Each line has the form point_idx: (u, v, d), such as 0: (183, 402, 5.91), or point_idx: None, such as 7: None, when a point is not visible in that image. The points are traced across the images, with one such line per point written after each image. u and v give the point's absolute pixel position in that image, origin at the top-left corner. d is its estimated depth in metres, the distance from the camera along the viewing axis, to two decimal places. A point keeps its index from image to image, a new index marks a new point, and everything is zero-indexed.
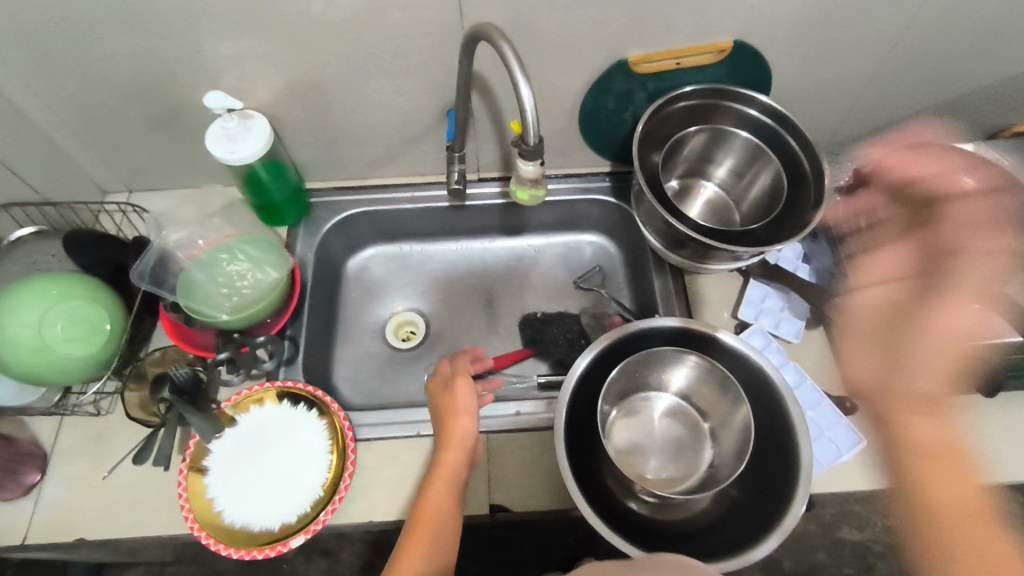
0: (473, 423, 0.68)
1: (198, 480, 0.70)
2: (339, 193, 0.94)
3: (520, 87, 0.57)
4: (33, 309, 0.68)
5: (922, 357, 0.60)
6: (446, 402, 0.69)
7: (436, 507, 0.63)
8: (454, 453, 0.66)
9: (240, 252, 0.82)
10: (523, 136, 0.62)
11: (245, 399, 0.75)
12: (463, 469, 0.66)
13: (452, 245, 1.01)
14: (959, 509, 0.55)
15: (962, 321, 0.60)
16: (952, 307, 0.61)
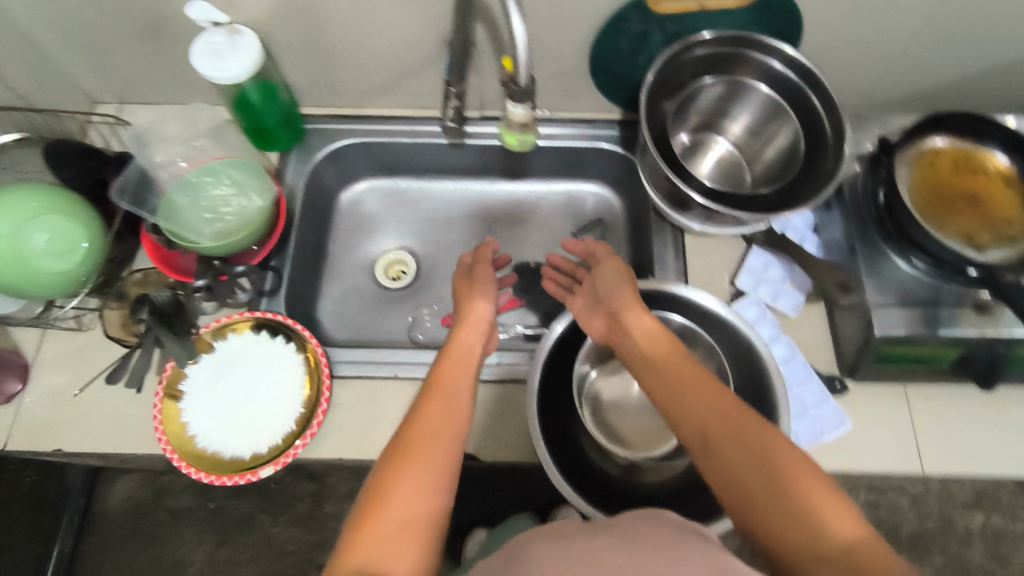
0: (489, 304, 0.70)
1: (173, 404, 0.71)
2: (332, 120, 0.89)
3: (513, 23, 0.53)
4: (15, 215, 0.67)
5: (618, 287, 0.66)
6: (463, 294, 0.73)
7: (455, 370, 0.61)
8: (472, 327, 0.67)
9: (225, 177, 0.79)
10: (513, 76, 0.59)
11: (223, 326, 0.75)
12: (481, 341, 0.66)
13: (449, 184, 0.98)
14: (675, 361, 0.56)
15: (618, 271, 0.68)
16: (607, 264, 0.70)
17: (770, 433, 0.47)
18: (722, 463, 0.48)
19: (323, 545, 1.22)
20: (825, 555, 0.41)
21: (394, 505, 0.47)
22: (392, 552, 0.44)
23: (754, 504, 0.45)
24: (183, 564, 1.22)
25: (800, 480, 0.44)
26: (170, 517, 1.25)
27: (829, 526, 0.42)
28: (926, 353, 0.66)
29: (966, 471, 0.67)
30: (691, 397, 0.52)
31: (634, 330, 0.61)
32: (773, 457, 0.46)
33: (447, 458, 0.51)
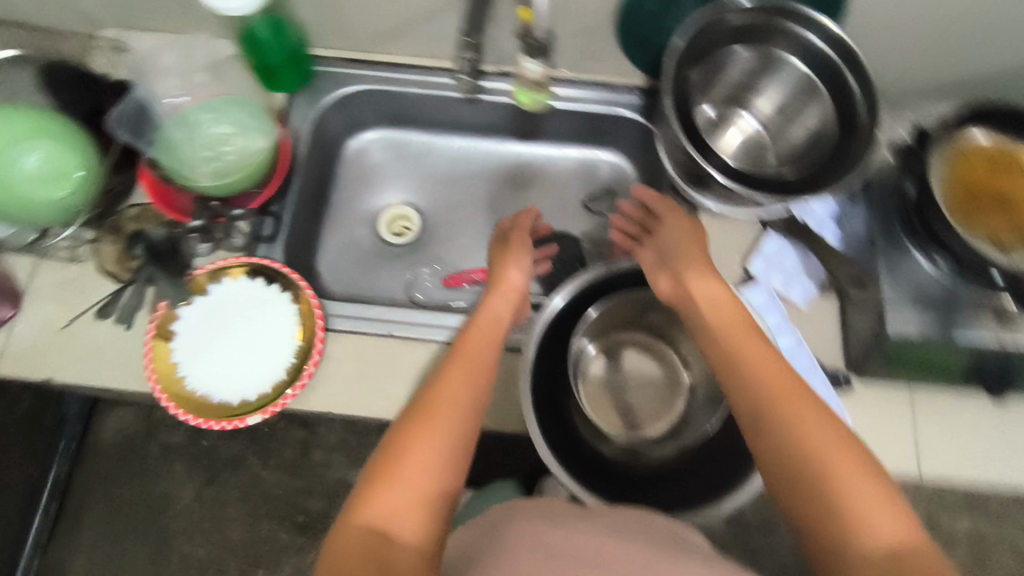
0: (522, 273, 0.68)
1: (163, 344, 0.70)
2: (342, 63, 0.85)
3: None
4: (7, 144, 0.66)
5: (682, 248, 0.64)
6: (496, 259, 0.71)
7: (479, 342, 0.60)
8: (501, 297, 0.66)
9: (225, 114, 0.76)
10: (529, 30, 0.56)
11: (217, 268, 0.73)
12: (509, 313, 0.65)
13: (461, 141, 0.94)
14: (733, 335, 0.54)
15: (680, 231, 0.67)
16: (671, 221, 0.68)
17: (825, 424, 0.45)
18: (771, 446, 0.46)
19: (309, 491, 1.25)
20: (867, 555, 0.40)
21: (412, 465, 0.47)
22: (404, 511, 0.45)
23: (798, 491, 0.44)
24: (172, 498, 1.25)
25: (850, 476, 0.43)
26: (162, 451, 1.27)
27: (878, 526, 0.41)
28: (936, 357, 0.64)
29: (962, 479, 0.65)
30: (745, 376, 0.50)
31: (695, 295, 0.59)
32: (824, 447, 0.44)
33: (464, 426, 0.51)
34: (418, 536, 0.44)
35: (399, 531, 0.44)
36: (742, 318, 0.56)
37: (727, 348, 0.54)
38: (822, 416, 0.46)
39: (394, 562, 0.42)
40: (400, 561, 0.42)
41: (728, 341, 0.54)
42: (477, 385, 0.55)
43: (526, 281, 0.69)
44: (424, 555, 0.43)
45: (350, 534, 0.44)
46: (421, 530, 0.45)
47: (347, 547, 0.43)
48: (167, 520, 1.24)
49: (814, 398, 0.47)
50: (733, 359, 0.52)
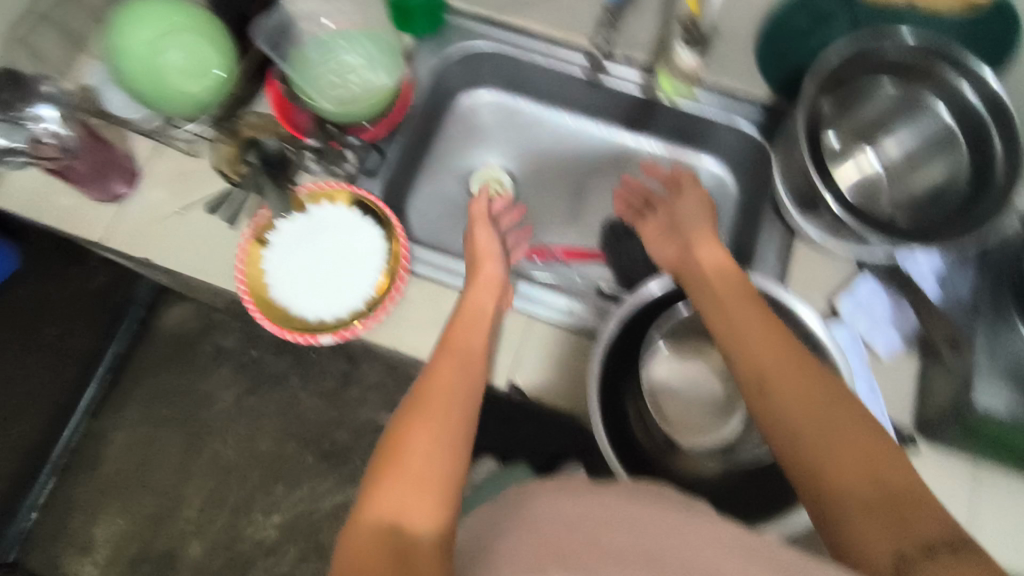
0: (496, 266, 0.72)
1: (257, 250, 0.73)
2: (473, 19, 0.86)
3: None
4: (157, 35, 0.69)
5: (696, 221, 0.72)
6: (470, 252, 0.75)
7: (467, 332, 0.63)
8: (483, 289, 0.69)
9: (359, 44, 0.77)
10: None
11: (319, 191, 0.76)
12: (492, 302, 0.68)
13: (569, 118, 0.94)
14: (739, 311, 0.57)
15: (698, 205, 0.74)
16: (689, 196, 0.76)
17: (825, 388, 0.49)
18: (778, 409, 0.50)
19: (340, 422, 1.30)
20: (872, 501, 0.43)
21: (410, 457, 0.48)
22: (413, 506, 0.45)
23: (804, 453, 0.47)
24: (214, 398, 1.32)
25: (853, 436, 0.46)
26: (215, 351, 1.35)
27: (884, 476, 0.44)
28: (1017, 441, 0.61)
29: (1011, 568, 0.63)
30: (754, 349, 0.54)
31: (708, 269, 0.64)
32: (829, 415, 0.48)
33: (458, 415, 0.53)
34: (430, 528, 0.44)
35: (411, 523, 0.44)
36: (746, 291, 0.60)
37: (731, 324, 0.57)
38: (825, 389, 0.49)
39: (410, 557, 0.42)
40: (417, 555, 0.42)
41: (735, 317, 0.57)
42: (470, 373, 0.58)
43: (505, 273, 0.73)
44: (439, 544, 0.43)
45: (360, 530, 0.44)
46: (432, 521, 0.45)
47: (360, 545, 0.43)
48: (204, 417, 1.31)
49: (817, 373, 0.50)
50: (738, 334, 0.56)
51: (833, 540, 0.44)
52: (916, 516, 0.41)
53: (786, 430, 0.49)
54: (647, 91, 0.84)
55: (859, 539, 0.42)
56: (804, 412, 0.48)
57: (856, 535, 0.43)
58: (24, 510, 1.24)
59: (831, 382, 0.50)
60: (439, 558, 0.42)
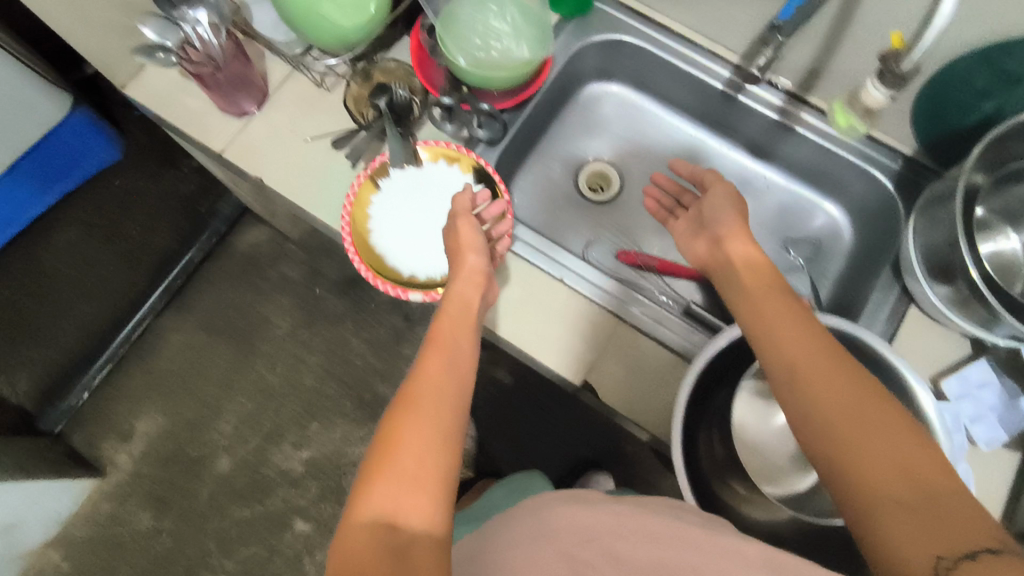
0: (480, 255, 0.66)
1: (368, 191, 0.73)
2: (623, 10, 0.83)
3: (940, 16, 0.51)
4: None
5: (721, 211, 0.72)
6: (452, 238, 0.68)
7: (455, 324, 0.61)
8: (466, 281, 0.65)
9: (509, 12, 0.75)
10: (899, 58, 0.59)
11: (438, 149, 0.75)
12: (476, 296, 0.64)
13: (690, 128, 0.91)
14: (770, 311, 0.57)
15: (727, 193, 0.74)
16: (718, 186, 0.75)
17: (851, 388, 0.48)
18: (805, 407, 0.50)
19: (384, 376, 1.33)
20: (908, 502, 0.41)
21: (403, 455, 0.47)
22: (406, 502, 0.45)
23: (842, 458, 0.46)
24: (270, 324, 1.35)
25: (891, 439, 0.45)
26: (279, 280, 1.37)
27: (928, 483, 0.42)
28: None
29: None
30: (780, 347, 0.54)
31: (743, 269, 0.64)
32: (864, 415, 0.46)
33: (448, 414, 0.51)
34: (427, 525, 0.45)
35: (405, 521, 0.44)
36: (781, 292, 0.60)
37: (764, 322, 0.57)
38: (867, 396, 0.48)
39: (405, 554, 0.42)
40: (413, 549, 0.43)
41: (766, 316, 0.57)
42: (459, 369, 0.56)
43: (488, 264, 0.67)
44: (433, 541, 0.44)
45: (354, 532, 0.44)
46: (428, 517, 0.45)
47: (355, 542, 0.43)
48: (257, 340, 1.34)
49: (858, 378, 0.49)
50: (768, 334, 0.56)
51: (862, 541, 0.42)
52: (957, 522, 0.39)
53: (823, 439, 0.47)
54: (785, 118, 0.81)
55: (894, 543, 0.40)
56: (832, 408, 0.48)
57: (887, 537, 0.40)
58: (77, 389, 1.29)
59: (874, 390, 0.48)
60: (433, 554, 0.43)
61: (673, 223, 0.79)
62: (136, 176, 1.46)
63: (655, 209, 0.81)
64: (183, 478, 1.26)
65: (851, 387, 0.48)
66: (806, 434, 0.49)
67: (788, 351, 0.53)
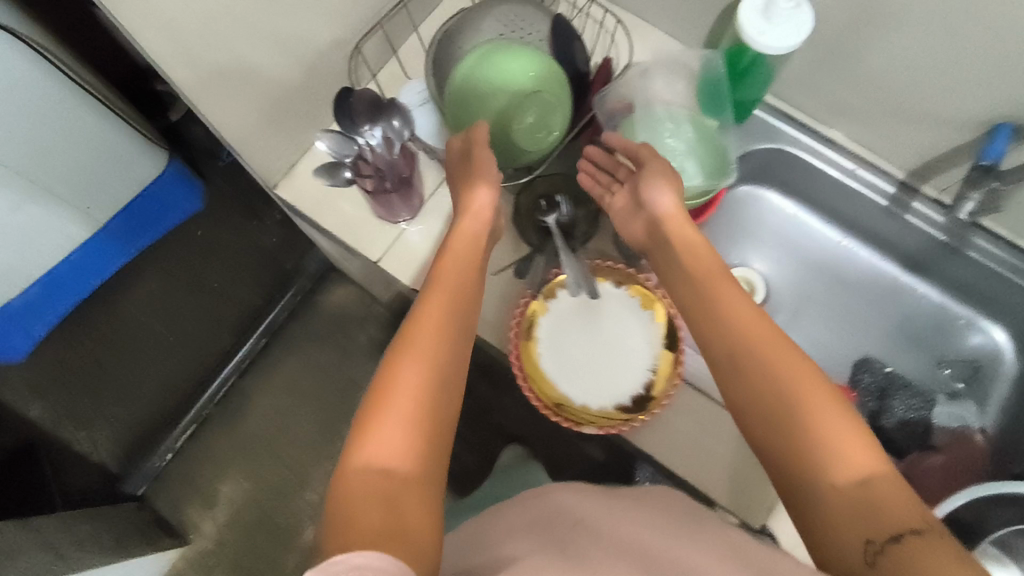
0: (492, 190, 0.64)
1: (536, 313, 0.70)
2: (786, 120, 0.80)
3: None
4: (500, 94, 0.67)
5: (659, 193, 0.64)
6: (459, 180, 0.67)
7: (460, 265, 0.61)
8: (473, 217, 0.64)
9: (684, 131, 0.72)
10: None
11: (605, 268, 0.72)
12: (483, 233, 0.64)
13: (840, 237, 0.88)
14: (713, 283, 0.58)
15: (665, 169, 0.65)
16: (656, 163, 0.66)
17: (797, 365, 0.51)
18: (747, 383, 0.52)
19: None
20: (842, 489, 0.45)
21: (400, 398, 0.49)
22: (401, 445, 0.48)
23: (780, 435, 0.49)
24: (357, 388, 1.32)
25: (832, 418, 0.47)
26: (366, 343, 1.35)
27: (843, 459, 0.46)
28: None
29: None
30: (725, 322, 0.55)
31: (679, 242, 0.62)
32: (799, 393, 0.49)
33: (442, 360, 0.52)
34: (420, 465, 0.47)
35: (400, 465, 0.47)
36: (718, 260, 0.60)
37: (711, 295, 0.58)
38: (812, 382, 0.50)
39: (401, 493, 0.45)
40: (415, 490, 0.46)
41: (709, 286, 0.58)
42: (458, 311, 0.57)
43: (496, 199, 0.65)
44: (423, 482, 0.47)
45: (356, 476, 0.46)
46: (420, 458, 0.48)
47: (357, 487, 0.45)
48: (344, 405, 1.31)
49: (798, 355, 0.52)
50: (710, 305, 0.57)
51: (801, 517, 0.47)
52: (892, 507, 0.43)
53: (757, 407, 0.51)
54: (952, 240, 0.77)
55: (828, 525, 0.44)
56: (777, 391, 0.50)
57: (821, 517, 0.45)
58: (161, 450, 1.27)
59: (798, 357, 0.52)
60: (424, 496, 0.46)
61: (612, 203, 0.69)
62: (217, 227, 1.37)
63: (587, 182, 0.71)
64: (271, 547, 1.24)
65: (797, 369, 0.51)
66: (740, 400, 0.52)
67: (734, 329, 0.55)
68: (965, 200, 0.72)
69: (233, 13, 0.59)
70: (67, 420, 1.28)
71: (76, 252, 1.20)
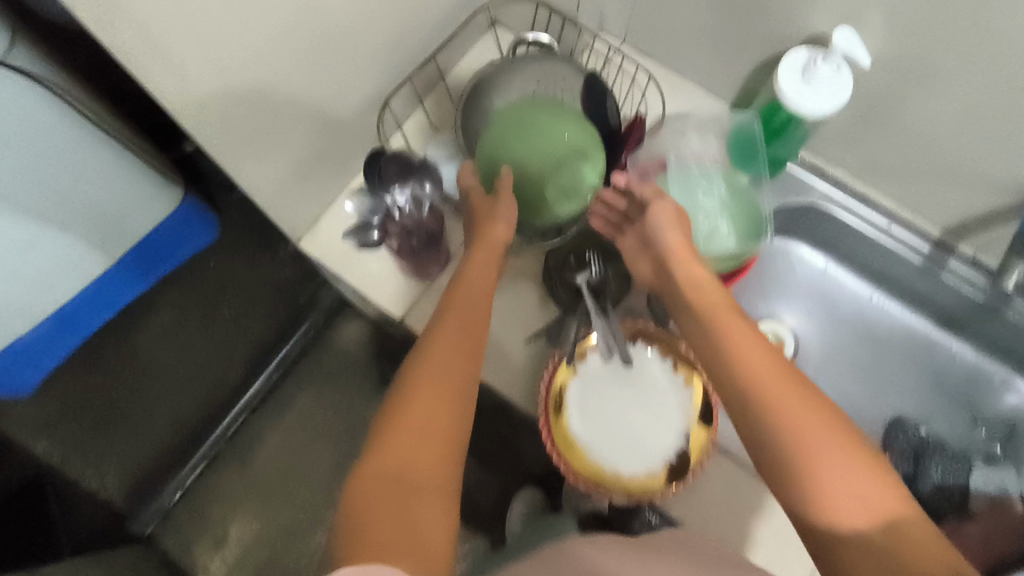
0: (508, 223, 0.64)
1: (564, 376, 0.68)
2: (818, 176, 0.80)
3: None
4: (537, 148, 0.64)
5: (665, 229, 0.61)
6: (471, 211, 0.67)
7: (473, 291, 0.61)
8: (485, 247, 0.63)
9: (718, 190, 0.70)
10: None
11: (635, 327, 0.70)
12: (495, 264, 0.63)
13: (871, 292, 0.87)
14: (721, 318, 0.55)
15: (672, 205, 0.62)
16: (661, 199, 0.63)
17: (811, 406, 0.48)
18: (759, 426, 0.49)
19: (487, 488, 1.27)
20: (868, 541, 0.43)
21: (409, 420, 0.50)
22: (413, 462, 0.48)
23: (799, 483, 0.46)
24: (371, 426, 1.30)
25: (841, 452, 0.46)
26: (380, 379, 1.33)
27: (866, 509, 0.44)
28: None
29: None
30: (733, 361, 0.52)
31: (685, 278, 0.59)
32: (816, 438, 0.47)
33: (455, 387, 0.53)
34: (432, 482, 0.47)
35: (410, 480, 0.47)
36: (723, 292, 0.58)
37: (717, 332, 0.54)
38: (818, 413, 0.48)
39: (416, 505, 0.46)
40: (422, 506, 0.45)
41: (715, 320, 0.55)
42: (473, 334, 0.57)
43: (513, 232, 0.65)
44: (435, 496, 0.47)
45: (369, 486, 0.46)
46: (430, 475, 0.48)
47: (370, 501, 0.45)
48: (357, 443, 1.29)
49: (812, 393, 0.49)
50: (719, 342, 0.54)
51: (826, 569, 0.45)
52: (918, 558, 0.42)
53: (775, 455, 0.48)
54: (991, 300, 0.75)
55: None
56: (790, 436, 0.47)
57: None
58: (171, 488, 1.25)
59: (812, 393, 0.49)
60: (442, 507, 0.46)
61: (622, 242, 0.67)
62: (230, 258, 1.35)
63: (600, 224, 0.68)
64: None
65: (801, 399, 0.48)
66: (757, 448, 0.49)
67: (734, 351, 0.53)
68: (1010, 270, 0.70)
69: (268, 75, 0.58)
70: (77, 454, 1.26)
71: (90, 288, 1.17)
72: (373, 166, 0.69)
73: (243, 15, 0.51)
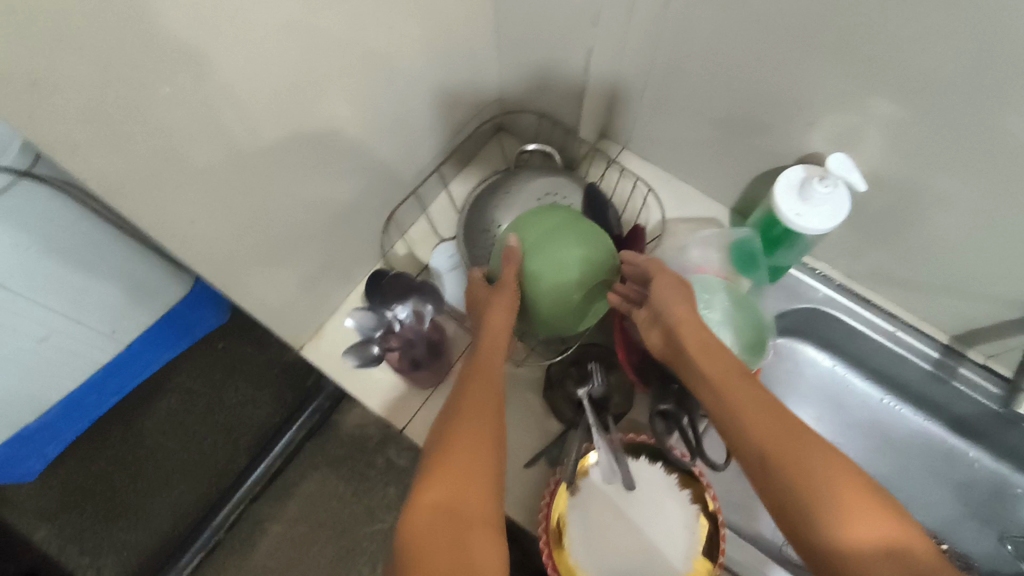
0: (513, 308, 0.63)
1: (564, 496, 0.66)
2: (820, 281, 0.80)
3: None
4: (553, 274, 0.64)
5: (673, 298, 0.61)
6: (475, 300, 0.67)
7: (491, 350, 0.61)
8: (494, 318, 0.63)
9: (720, 302, 0.69)
10: None
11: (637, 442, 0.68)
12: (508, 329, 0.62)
13: (881, 394, 0.85)
14: (728, 378, 0.54)
15: (675, 279, 0.63)
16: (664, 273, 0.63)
17: (827, 458, 0.48)
18: (779, 481, 0.48)
19: None
20: None
21: (454, 457, 0.48)
22: (464, 495, 0.46)
23: (823, 537, 0.45)
24: (373, 516, 1.28)
25: (862, 500, 0.45)
26: (384, 465, 1.31)
27: (894, 557, 0.43)
28: None
29: None
30: (745, 421, 0.51)
31: (691, 341, 0.58)
32: (836, 488, 0.46)
33: (491, 429, 0.52)
34: (485, 515, 0.45)
35: (465, 511, 0.45)
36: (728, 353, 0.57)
37: (725, 392, 0.54)
38: (832, 460, 0.48)
39: (469, 541, 0.43)
40: (477, 536, 0.43)
41: (723, 380, 0.54)
42: (494, 384, 0.57)
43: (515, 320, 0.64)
44: (489, 531, 0.44)
45: (420, 518, 0.44)
46: (481, 509, 0.45)
47: (425, 536, 0.43)
48: (357, 533, 1.27)
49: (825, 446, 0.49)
50: (728, 402, 0.53)
51: None
52: None
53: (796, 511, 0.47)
54: (1007, 410, 0.74)
55: None
56: (809, 489, 0.46)
57: None
58: None
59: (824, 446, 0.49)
60: (494, 544, 0.44)
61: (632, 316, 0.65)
62: (239, 339, 1.35)
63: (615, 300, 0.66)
64: None
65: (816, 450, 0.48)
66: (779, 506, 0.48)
67: (736, 402, 0.52)
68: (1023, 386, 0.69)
69: (282, 199, 0.60)
70: (74, 544, 1.24)
71: (99, 373, 1.15)
72: (375, 287, 0.73)
73: (259, 157, 0.54)
